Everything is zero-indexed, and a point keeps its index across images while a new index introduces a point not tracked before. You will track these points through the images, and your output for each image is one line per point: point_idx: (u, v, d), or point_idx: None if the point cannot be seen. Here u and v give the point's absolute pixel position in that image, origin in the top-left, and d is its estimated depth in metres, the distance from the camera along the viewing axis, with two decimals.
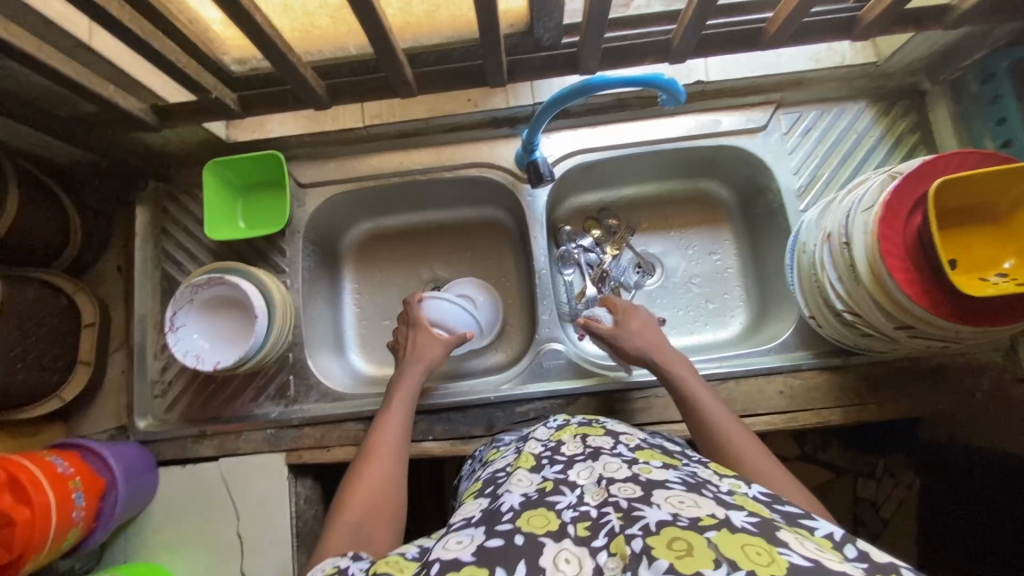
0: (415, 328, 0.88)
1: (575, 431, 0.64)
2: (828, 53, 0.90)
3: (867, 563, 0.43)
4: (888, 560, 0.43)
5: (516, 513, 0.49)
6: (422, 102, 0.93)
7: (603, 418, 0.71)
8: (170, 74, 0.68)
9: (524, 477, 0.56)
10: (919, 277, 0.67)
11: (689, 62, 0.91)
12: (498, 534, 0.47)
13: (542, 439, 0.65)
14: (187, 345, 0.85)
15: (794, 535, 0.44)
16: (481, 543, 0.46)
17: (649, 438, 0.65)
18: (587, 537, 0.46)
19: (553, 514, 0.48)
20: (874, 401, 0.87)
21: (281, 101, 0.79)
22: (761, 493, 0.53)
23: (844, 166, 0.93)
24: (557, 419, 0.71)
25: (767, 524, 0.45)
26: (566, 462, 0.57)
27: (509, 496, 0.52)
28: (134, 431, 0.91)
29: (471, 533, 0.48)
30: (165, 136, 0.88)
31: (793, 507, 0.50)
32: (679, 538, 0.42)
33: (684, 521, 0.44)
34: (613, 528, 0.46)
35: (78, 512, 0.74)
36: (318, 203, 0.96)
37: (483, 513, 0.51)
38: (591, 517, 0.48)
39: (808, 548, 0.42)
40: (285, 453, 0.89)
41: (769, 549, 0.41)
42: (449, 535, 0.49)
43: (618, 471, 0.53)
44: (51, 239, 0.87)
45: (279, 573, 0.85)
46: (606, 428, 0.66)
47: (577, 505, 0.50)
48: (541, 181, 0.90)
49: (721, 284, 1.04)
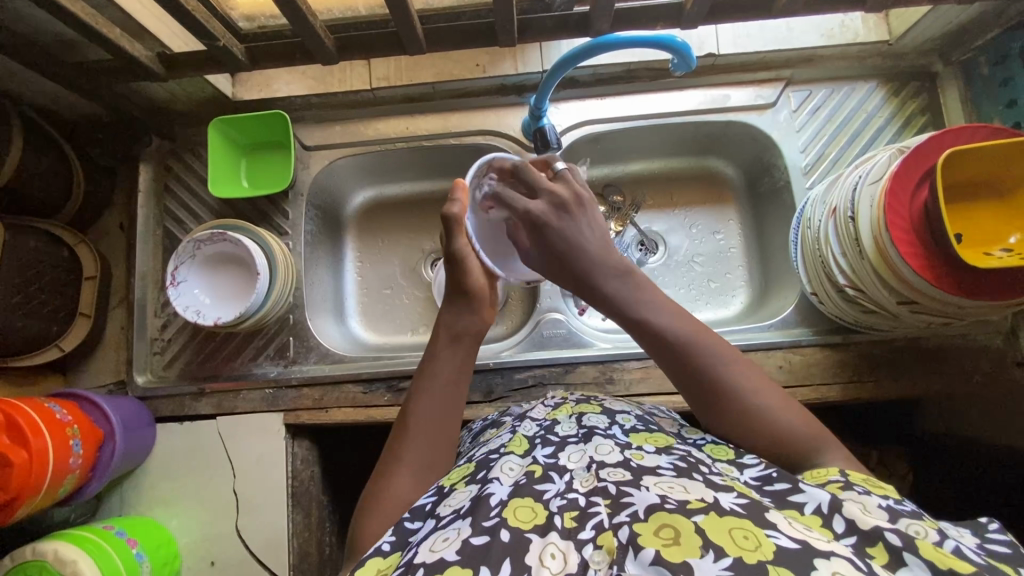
0: (457, 261, 0.73)
1: (572, 411, 0.64)
2: (841, 30, 0.90)
3: (855, 536, 0.44)
4: (872, 524, 0.44)
5: (503, 504, 0.49)
6: (430, 66, 0.92)
7: (601, 395, 0.70)
8: (179, 18, 0.67)
9: (513, 464, 0.54)
10: (924, 252, 0.67)
11: (702, 32, 0.90)
12: (483, 531, 0.46)
13: (537, 419, 0.65)
14: (188, 299, 0.86)
15: (783, 515, 0.44)
16: (466, 538, 0.46)
17: (645, 416, 0.65)
18: (573, 529, 0.45)
19: (540, 506, 0.48)
20: (873, 378, 0.86)
21: (288, 55, 0.78)
22: (755, 476, 0.53)
23: (852, 146, 0.93)
24: (555, 398, 0.70)
25: (756, 506, 0.45)
26: (559, 444, 0.57)
27: (497, 486, 0.51)
28: (132, 387, 0.91)
29: (458, 526, 0.47)
30: (170, 90, 0.87)
31: (782, 483, 0.50)
32: (667, 525, 0.42)
33: (672, 504, 0.45)
34: (600, 520, 0.45)
35: (75, 459, 0.74)
36: (322, 165, 0.96)
37: (471, 501, 0.50)
38: (578, 507, 0.47)
39: (796, 529, 0.43)
40: (282, 413, 0.89)
41: (756, 532, 0.41)
42: (435, 535, 0.48)
43: (610, 455, 0.53)
44: (53, 191, 0.86)
45: (272, 529, 0.86)
46: (603, 406, 0.65)
47: (565, 493, 0.49)
48: (547, 149, 0.89)
49: (724, 263, 1.04)
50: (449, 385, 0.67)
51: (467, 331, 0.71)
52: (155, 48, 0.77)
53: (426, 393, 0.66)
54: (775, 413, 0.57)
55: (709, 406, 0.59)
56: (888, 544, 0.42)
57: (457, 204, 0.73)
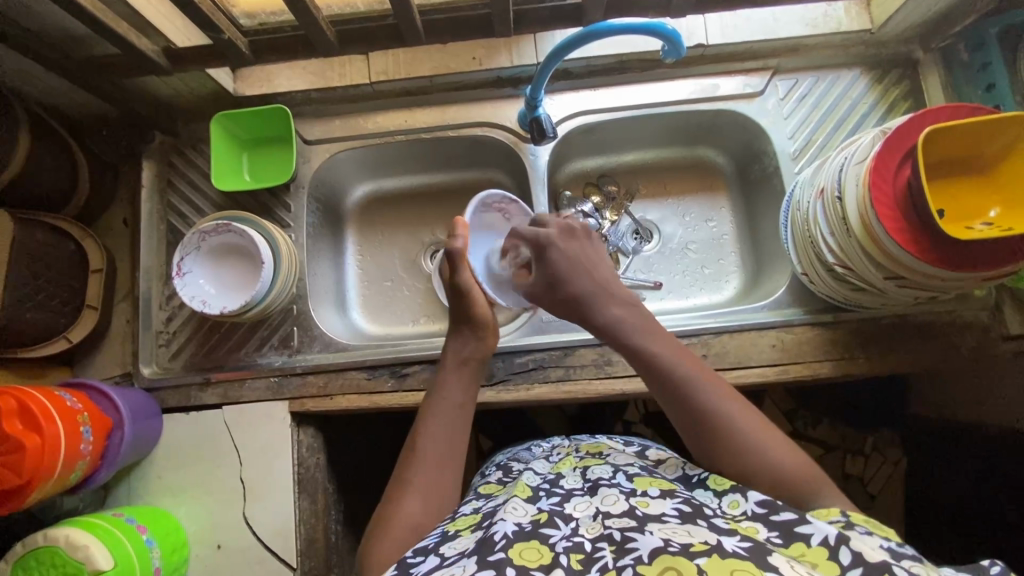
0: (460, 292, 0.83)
1: (575, 463, 0.70)
2: (824, 19, 0.93)
3: (860, 568, 0.48)
4: (879, 558, 0.48)
5: (509, 542, 0.52)
6: (428, 59, 0.94)
7: (607, 448, 0.74)
8: (185, 11, 0.69)
9: (519, 506, 0.59)
10: (909, 227, 0.70)
11: (691, 24, 0.93)
12: (489, 565, 0.49)
13: (541, 471, 0.70)
14: (194, 290, 0.87)
15: (785, 558, 0.47)
16: (471, 572, 0.49)
17: (649, 467, 0.69)
18: (579, 569, 0.50)
19: (546, 547, 0.52)
20: (864, 355, 0.89)
21: (291, 48, 0.81)
22: (759, 503, 0.57)
23: (838, 131, 0.96)
24: (558, 452, 0.76)
25: (758, 548, 0.48)
26: (564, 495, 0.62)
27: (503, 523, 0.55)
28: (138, 378, 0.92)
29: (463, 563, 0.51)
30: (173, 85, 0.89)
31: (788, 514, 0.54)
32: (670, 568, 0.45)
33: (676, 547, 0.48)
34: (605, 562, 0.49)
35: (85, 445, 0.75)
36: (322, 158, 0.98)
37: (476, 542, 0.54)
38: (584, 550, 0.52)
39: (798, 572, 0.46)
40: (288, 401, 0.90)
41: (757, 573, 0.45)
42: (443, 568, 0.52)
43: (615, 506, 0.57)
44: (59, 187, 0.87)
45: (279, 515, 0.87)
46: (607, 459, 0.70)
47: (571, 536, 0.54)
48: (543, 138, 0.92)
49: (716, 250, 1.06)
50: (455, 411, 0.74)
51: (474, 355, 0.81)
52: (160, 43, 0.79)
53: (434, 417, 0.73)
54: (766, 450, 0.62)
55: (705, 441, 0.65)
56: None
57: (459, 240, 0.85)
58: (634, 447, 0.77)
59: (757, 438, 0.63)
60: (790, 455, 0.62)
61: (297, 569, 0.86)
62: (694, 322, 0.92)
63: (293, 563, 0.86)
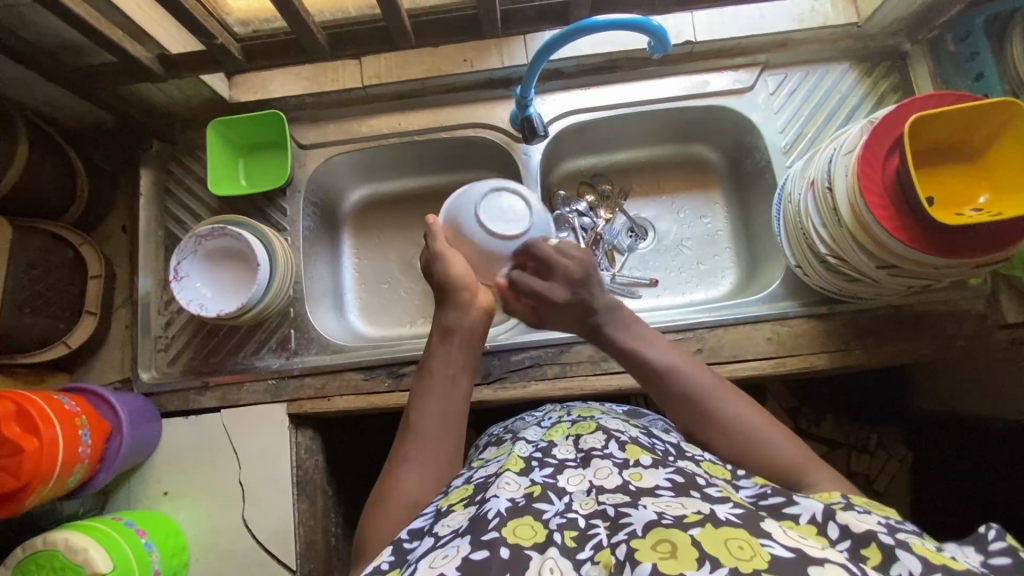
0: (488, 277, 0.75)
1: (568, 432, 0.69)
2: (811, 14, 0.94)
3: (849, 541, 0.46)
4: (864, 527, 0.46)
5: (502, 520, 0.51)
6: (419, 63, 0.96)
7: (599, 412, 0.74)
8: (175, 13, 0.71)
9: (512, 480, 0.58)
10: (899, 214, 0.70)
11: (679, 22, 0.94)
12: (482, 545, 0.48)
13: (532, 440, 0.70)
14: (191, 293, 0.88)
15: (778, 524, 0.46)
16: (465, 555, 0.48)
17: (642, 433, 0.68)
18: (573, 548, 0.47)
19: (539, 524, 0.50)
20: (860, 345, 0.88)
21: (283, 52, 0.84)
22: (751, 493, 0.56)
23: (829, 124, 0.96)
24: (552, 417, 0.77)
25: (751, 515, 0.47)
26: (557, 466, 0.61)
27: (495, 501, 0.54)
28: (137, 383, 0.93)
29: (457, 544, 0.49)
30: (169, 93, 0.90)
31: (776, 497, 0.53)
32: (664, 540, 0.44)
33: (669, 520, 0.46)
34: (599, 541, 0.48)
35: (84, 449, 0.76)
36: (317, 164, 0.99)
37: (468, 520, 0.53)
38: (578, 526, 0.50)
39: (791, 537, 0.45)
40: (286, 403, 0.91)
41: (752, 542, 0.43)
42: (435, 551, 0.50)
43: (609, 479, 0.56)
44: (57, 195, 0.89)
45: (277, 517, 0.87)
46: (599, 424, 0.69)
47: (564, 512, 0.52)
48: (534, 137, 0.95)
49: (711, 246, 1.07)
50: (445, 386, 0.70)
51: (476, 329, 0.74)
52: (154, 50, 0.81)
53: (427, 395, 0.69)
54: (760, 442, 0.63)
55: (693, 430, 0.67)
56: (880, 544, 0.44)
57: None
58: (625, 411, 0.80)
59: (750, 425, 0.64)
60: (779, 435, 0.63)
61: (296, 571, 0.86)
62: (689, 317, 0.92)
63: (293, 565, 0.86)
